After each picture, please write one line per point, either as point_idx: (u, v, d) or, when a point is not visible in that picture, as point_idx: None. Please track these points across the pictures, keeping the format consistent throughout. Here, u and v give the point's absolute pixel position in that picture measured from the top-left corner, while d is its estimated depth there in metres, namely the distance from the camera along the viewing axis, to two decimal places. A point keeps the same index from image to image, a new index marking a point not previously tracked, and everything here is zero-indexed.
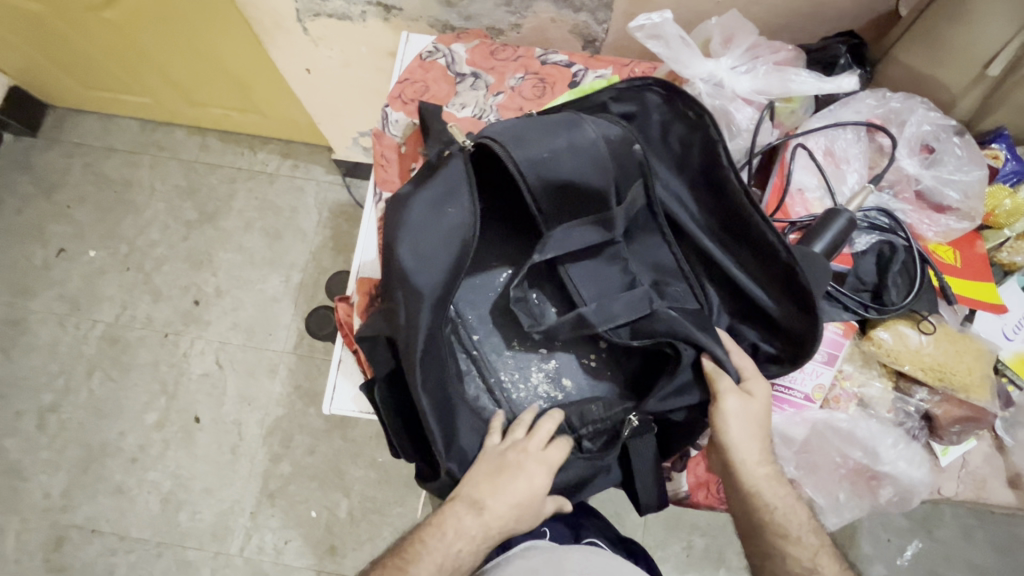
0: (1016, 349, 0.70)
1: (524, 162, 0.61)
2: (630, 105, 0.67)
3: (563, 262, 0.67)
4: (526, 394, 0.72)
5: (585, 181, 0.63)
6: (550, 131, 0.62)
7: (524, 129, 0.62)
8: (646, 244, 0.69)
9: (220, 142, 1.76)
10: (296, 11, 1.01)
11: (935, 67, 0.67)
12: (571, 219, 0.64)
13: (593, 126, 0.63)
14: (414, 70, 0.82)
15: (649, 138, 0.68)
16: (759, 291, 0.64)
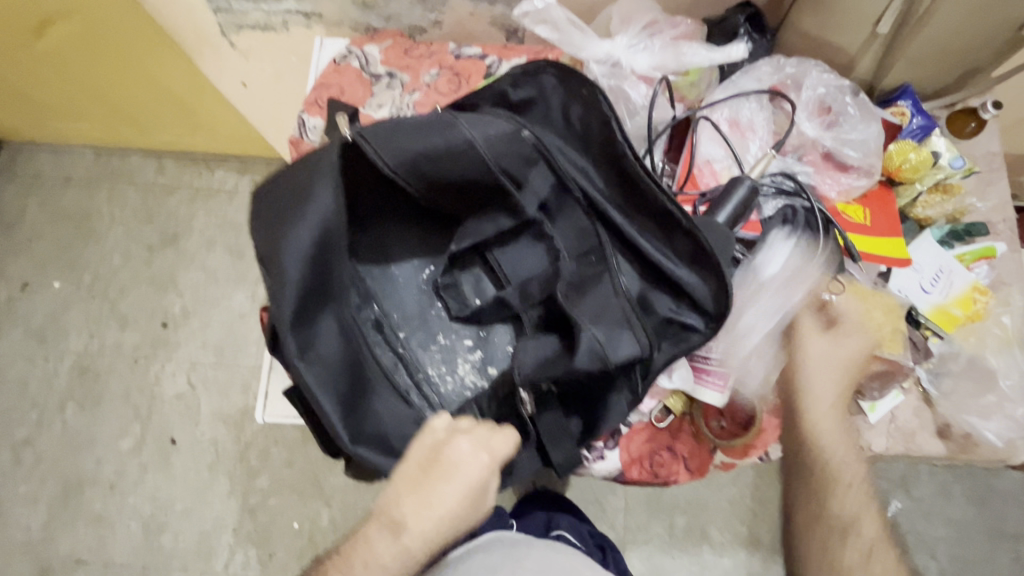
0: (934, 302, 0.70)
1: (395, 163, 0.64)
2: (527, 89, 0.68)
3: (492, 250, 0.73)
4: (453, 385, 0.76)
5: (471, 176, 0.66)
6: (425, 130, 0.64)
7: (408, 127, 0.64)
8: (568, 220, 0.70)
9: (176, 163, 1.76)
10: (220, 26, 1.01)
11: (830, 31, 0.69)
12: (482, 211, 0.70)
13: (470, 120, 0.64)
14: (329, 75, 0.83)
15: (550, 120, 0.69)
16: (667, 258, 0.65)
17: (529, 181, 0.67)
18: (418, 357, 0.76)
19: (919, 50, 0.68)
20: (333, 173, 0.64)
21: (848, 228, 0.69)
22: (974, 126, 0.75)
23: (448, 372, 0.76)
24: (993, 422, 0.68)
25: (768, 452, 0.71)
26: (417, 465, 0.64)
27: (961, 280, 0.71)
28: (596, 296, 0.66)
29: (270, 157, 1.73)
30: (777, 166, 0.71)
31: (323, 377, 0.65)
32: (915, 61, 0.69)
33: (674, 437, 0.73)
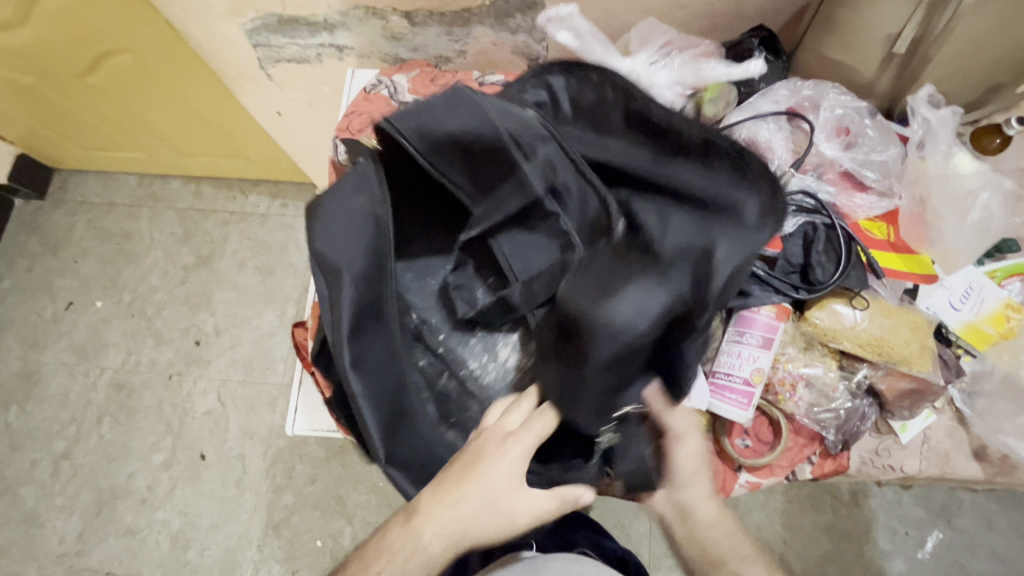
0: (965, 319, 0.69)
1: (418, 140, 0.68)
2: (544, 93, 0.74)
3: (494, 236, 0.72)
4: (497, 373, 0.75)
5: (485, 148, 0.69)
6: (446, 112, 0.69)
7: (438, 123, 0.69)
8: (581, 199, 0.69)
9: (212, 188, 1.84)
10: (258, 59, 1.07)
11: (844, 53, 0.71)
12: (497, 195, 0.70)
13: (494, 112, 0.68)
14: (359, 103, 0.87)
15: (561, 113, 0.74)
16: (719, 198, 0.62)
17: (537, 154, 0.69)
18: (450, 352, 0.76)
19: (940, 68, 0.68)
20: (368, 182, 0.68)
21: (873, 246, 0.69)
22: (1000, 143, 0.73)
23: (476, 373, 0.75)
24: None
25: (795, 472, 0.69)
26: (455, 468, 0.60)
27: (992, 297, 0.69)
28: (609, 266, 0.63)
29: (300, 182, 1.81)
30: (805, 181, 0.70)
31: (376, 374, 0.68)
32: (936, 79, 0.69)
33: None
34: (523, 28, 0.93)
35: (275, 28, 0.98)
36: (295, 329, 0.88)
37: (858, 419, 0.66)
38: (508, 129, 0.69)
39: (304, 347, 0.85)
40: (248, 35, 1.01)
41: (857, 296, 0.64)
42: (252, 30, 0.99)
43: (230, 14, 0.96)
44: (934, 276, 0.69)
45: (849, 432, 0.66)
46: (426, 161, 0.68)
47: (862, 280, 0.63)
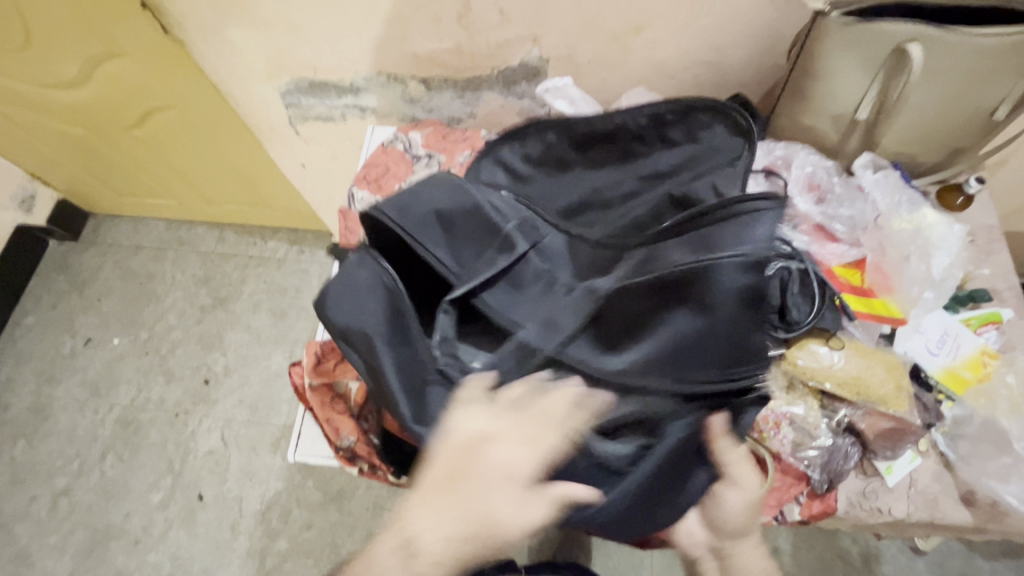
0: (943, 364, 0.72)
1: (402, 219, 0.71)
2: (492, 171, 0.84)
3: (478, 294, 0.69)
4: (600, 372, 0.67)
5: (452, 209, 0.72)
6: (437, 187, 0.74)
7: (427, 203, 0.72)
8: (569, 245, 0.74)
9: (234, 234, 1.95)
10: (289, 117, 1.19)
11: (813, 119, 0.77)
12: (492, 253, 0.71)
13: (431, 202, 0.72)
14: (377, 156, 0.96)
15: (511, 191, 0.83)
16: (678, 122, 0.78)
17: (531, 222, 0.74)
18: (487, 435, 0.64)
19: (901, 133, 0.75)
20: (372, 259, 0.69)
21: (843, 291, 0.72)
22: (963, 200, 0.81)
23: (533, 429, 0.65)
24: (1015, 488, 0.67)
25: (784, 513, 0.70)
26: (444, 488, 0.56)
27: (968, 343, 0.72)
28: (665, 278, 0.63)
29: (318, 231, 1.91)
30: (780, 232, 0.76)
31: None
32: (899, 141, 0.76)
33: None
34: (528, 93, 1.04)
35: (306, 90, 1.10)
36: (290, 371, 0.86)
37: (841, 458, 0.68)
38: (479, 214, 0.72)
39: (301, 386, 0.83)
40: (282, 96, 1.13)
41: (829, 335, 0.67)
42: (286, 91, 1.11)
43: (267, 77, 1.08)
44: (900, 318, 0.72)
45: (834, 472, 0.67)
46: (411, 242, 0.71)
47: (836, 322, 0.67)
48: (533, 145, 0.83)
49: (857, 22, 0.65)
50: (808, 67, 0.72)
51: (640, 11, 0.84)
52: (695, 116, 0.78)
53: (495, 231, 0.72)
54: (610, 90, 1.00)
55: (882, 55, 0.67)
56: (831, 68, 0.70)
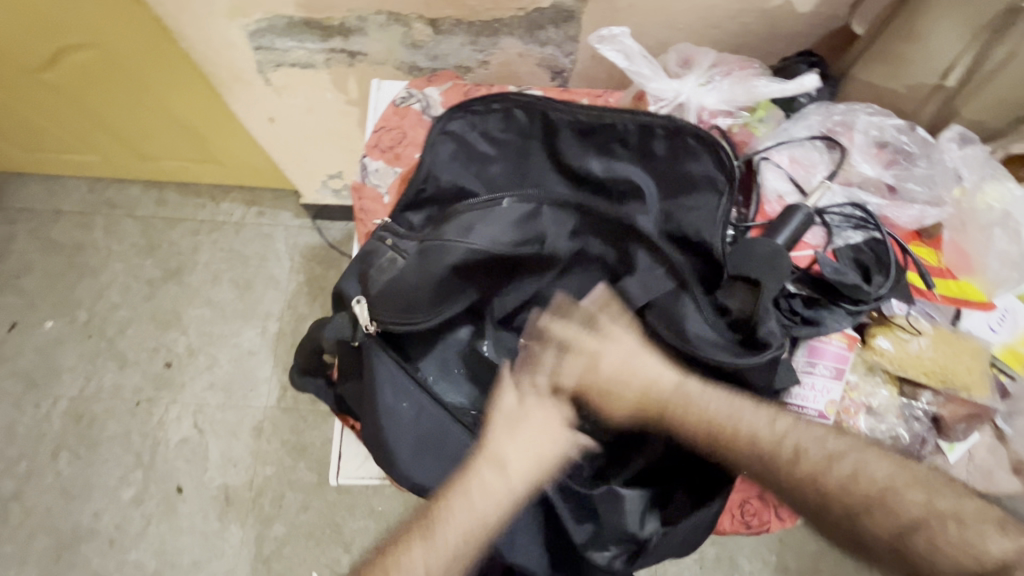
0: (1002, 341, 0.72)
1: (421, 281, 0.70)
2: (447, 144, 0.75)
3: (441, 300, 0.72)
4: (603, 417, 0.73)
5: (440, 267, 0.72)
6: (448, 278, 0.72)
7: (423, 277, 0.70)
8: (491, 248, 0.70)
9: (178, 195, 1.70)
10: (257, 63, 0.99)
11: (894, 82, 0.71)
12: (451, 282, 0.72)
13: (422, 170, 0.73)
14: (389, 117, 0.81)
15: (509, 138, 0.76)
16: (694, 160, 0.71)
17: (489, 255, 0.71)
18: None
19: (987, 102, 0.69)
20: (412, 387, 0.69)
21: (914, 268, 0.68)
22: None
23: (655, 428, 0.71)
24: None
25: None
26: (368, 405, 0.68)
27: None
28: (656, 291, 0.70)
29: (279, 190, 1.70)
30: (841, 196, 0.71)
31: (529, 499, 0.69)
32: (982, 110, 0.70)
33: (763, 484, 0.71)
34: (553, 40, 0.90)
35: (283, 31, 0.90)
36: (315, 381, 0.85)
37: (920, 444, 0.66)
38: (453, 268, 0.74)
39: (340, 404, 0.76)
40: (249, 37, 0.92)
41: (878, 313, 0.66)
42: (256, 32, 0.91)
43: (232, 14, 0.87)
44: (981, 301, 0.69)
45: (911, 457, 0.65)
46: (388, 238, 0.72)
47: (903, 304, 0.65)
48: (493, 120, 0.76)
49: None
50: (904, 23, 0.66)
51: None
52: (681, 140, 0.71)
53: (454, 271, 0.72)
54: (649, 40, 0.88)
55: (987, 15, 0.61)
56: (926, 25, 0.65)
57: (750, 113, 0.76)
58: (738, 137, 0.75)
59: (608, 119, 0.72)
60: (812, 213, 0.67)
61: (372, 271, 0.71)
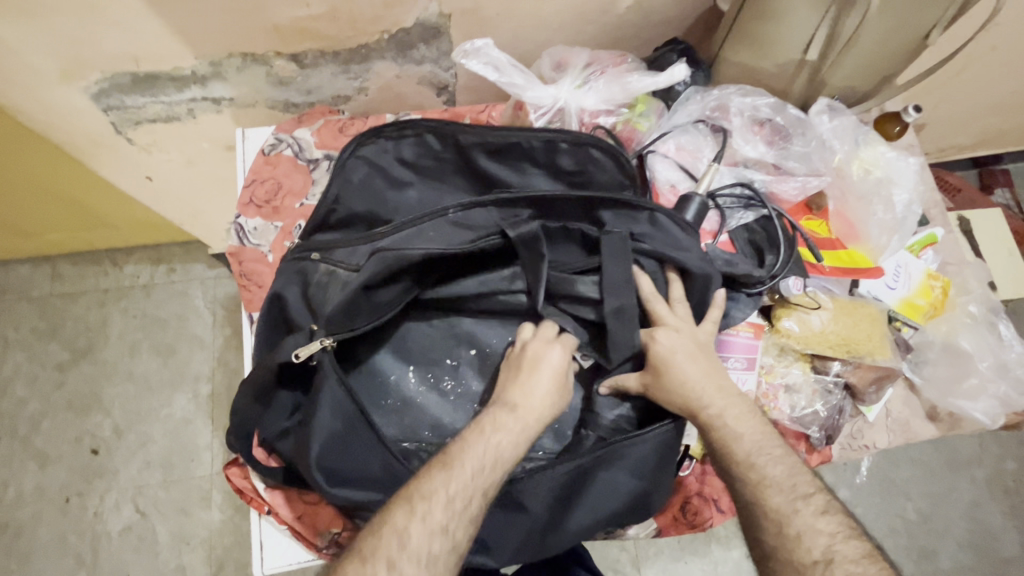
0: (900, 296, 0.74)
1: (339, 307, 0.56)
2: (361, 169, 0.68)
3: (361, 318, 0.58)
4: None
5: (372, 282, 0.57)
6: (377, 303, 0.59)
7: (331, 296, 0.57)
8: (439, 231, 0.58)
9: (75, 267, 1.56)
10: (112, 124, 0.90)
11: (762, 61, 0.71)
12: (367, 293, 0.57)
13: (329, 195, 0.66)
14: (260, 169, 0.75)
15: (419, 160, 0.70)
16: (606, 163, 0.66)
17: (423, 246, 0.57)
18: None
19: (849, 70, 0.70)
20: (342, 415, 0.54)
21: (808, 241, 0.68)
22: (900, 129, 0.79)
23: (595, 414, 0.63)
24: (982, 403, 0.73)
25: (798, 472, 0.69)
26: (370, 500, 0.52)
27: (917, 271, 0.75)
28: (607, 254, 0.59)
29: (187, 242, 1.59)
30: (728, 178, 0.70)
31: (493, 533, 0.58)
32: (848, 76, 0.71)
33: (701, 481, 0.72)
34: (428, 57, 0.86)
35: (130, 88, 0.82)
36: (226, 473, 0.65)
37: (837, 413, 0.68)
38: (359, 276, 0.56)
39: (249, 490, 0.63)
40: (96, 101, 0.84)
41: (779, 293, 0.65)
42: (100, 94, 0.83)
43: (65, 79, 0.79)
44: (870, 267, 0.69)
45: (832, 427, 0.68)
46: (320, 255, 0.60)
47: (801, 282, 0.64)
48: (405, 146, 0.69)
49: None
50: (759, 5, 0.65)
51: None
52: (582, 148, 0.66)
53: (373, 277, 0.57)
54: (524, 45, 0.85)
55: None
56: (782, 5, 0.63)
57: (628, 111, 0.72)
58: (623, 135, 0.72)
59: (513, 138, 0.67)
60: (705, 201, 0.65)
61: (313, 294, 0.59)
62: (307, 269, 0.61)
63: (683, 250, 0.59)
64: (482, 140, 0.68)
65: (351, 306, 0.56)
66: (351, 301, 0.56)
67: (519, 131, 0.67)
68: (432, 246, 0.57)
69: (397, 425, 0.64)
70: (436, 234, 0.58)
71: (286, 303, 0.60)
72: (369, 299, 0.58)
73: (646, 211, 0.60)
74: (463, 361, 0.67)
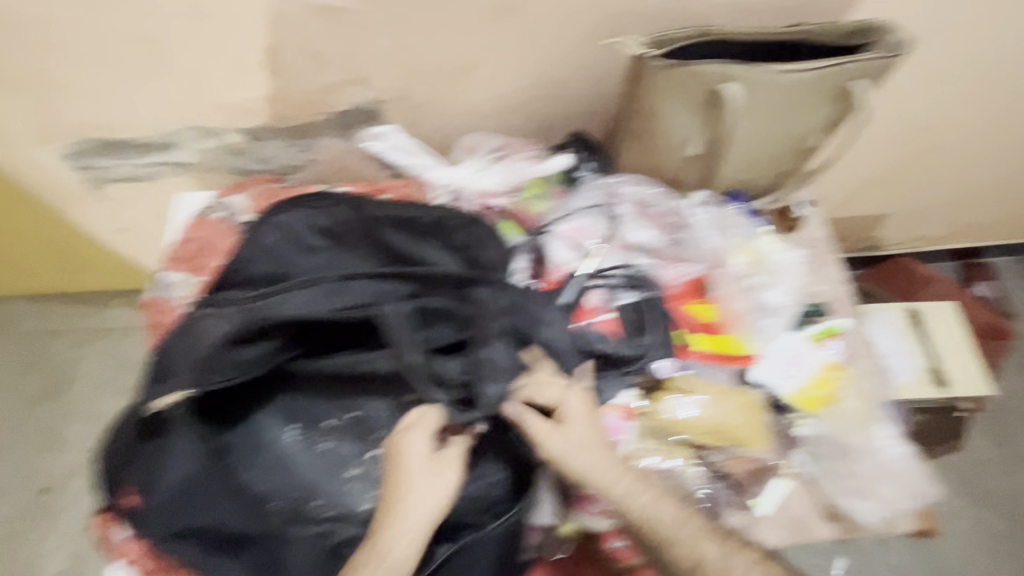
0: (797, 386, 0.72)
1: (202, 357, 0.60)
2: (273, 234, 0.73)
3: (225, 374, 0.61)
4: None
5: (237, 338, 0.61)
6: (240, 359, 0.61)
7: (199, 345, 0.61)
8: (305, 295, 0.62)
9: (66, 307, 1.65)
10: (86, 181, 0.99)
11: (652, 154, 0.75)
12: (230, 346, 0.61)
13: (235, 257, 0.71)
14: (192, 229, 0.82)
15: (326, 227, 0.74)
16: (492, 244, 0.71)
17: (290, 306, 0.61)
18: (341, 507, 0.64)
19: (736, 163, 0.75)
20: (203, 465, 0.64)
21: (683, 325, 0.71)
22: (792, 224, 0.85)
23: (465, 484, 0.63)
24: (871, 502, 0.70)
25: None
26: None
27: (816, 361, 0.73)
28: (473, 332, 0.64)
29: None
30: (619, 259, 0.73)
31: None
32: (735, 169, 0.76)
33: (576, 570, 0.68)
34: None
35: (99, 151, 0.92)
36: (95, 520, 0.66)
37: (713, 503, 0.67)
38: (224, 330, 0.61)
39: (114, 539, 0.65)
40: (69, 160, 0.94)
41: (648, 375, 0.67)
42: (72, 154, 0.92)
43: (43, 140, 0.89)
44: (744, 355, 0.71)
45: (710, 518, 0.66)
46: (212, 307, 0.66)
47: (672, 363, 0.68)
48: (319, 214, 0.74)
49: (677, 65, 0.64)
50: (639, 105, 0.71)
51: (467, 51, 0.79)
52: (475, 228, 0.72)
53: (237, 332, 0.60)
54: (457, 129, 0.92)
55: (701, 96, 0.67)
56: (659, 106, 0.69)
57: (523, 194, 0.77)
58: (515, 215, 0.75)
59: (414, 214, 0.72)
60: (583, 283, 0.69)
61: (184, 344, 0.63)
62: (190, 321, 0.65)
63: (537, 330, 0.63)
64: (387, 215, 0.73)
65: (212, 357, 0.60)
66: (213, 353, 0.60)
67: (420, 208, 0.73)
68: (294, 307, 0.61)
69: (269, 481, 0.65)
70: (308, 300, 0.62)
71: (162, 353, 0.64)
72: (232, 353, 0.61)
73: (509, 288, 0.64)
74: (340, 426, 0.67)
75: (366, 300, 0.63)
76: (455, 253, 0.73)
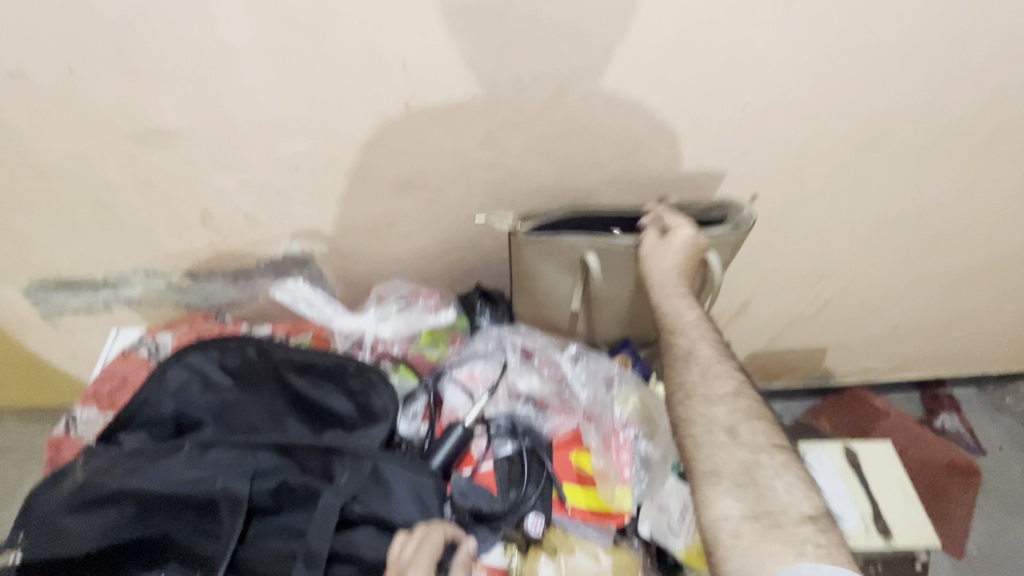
0: (684, 542, 0.71)
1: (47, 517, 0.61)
2: (181, 374, 0.75)
3: (62, 542, 0.60)
4: None
5: (87, 502, 0.62)
6: (87, 520, 0.61)
7: (48, 501, 0.63)
8: (167, 463, 0.65)
9: None
10: (42, 312, 1.07)
11: (540, 308, 0.83)
12: (77, 511, 0.62)
13: (136, 395, 0.73)
14: (115, 365, 0.87)
15: (232, 367, 0.77)
16: (381, 397, 0.75)
17: (153, 471, 0.65)
18: None
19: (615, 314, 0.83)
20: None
21: (564, 479, 0.71)
22: None
23: None
24: None
25: None
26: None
27: None
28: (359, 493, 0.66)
29: None
30: (504, 406, 0.77)
31: None
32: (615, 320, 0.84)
33: None
34: None
35: (55, 287, 1.01)
36: None
37: None
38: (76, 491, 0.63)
39: None
40: (27, 295, 1.02)
41: (523, 532, 0.67)
42: (31, 290, 1.01)
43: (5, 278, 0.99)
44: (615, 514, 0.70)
45: None
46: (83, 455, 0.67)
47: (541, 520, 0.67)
48: (230, 355, 0.77)
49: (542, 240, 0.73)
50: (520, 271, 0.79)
51: (381, 211, 0.89)
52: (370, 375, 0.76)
53: (87, 495, 0.62)
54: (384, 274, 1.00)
55: (570, 264, 0.76)
56: (537, 271, 0.77)
57: (418, 342, 0.86)
58: (414, 359, 0.84)
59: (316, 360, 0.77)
60: (468, 430, 0.72)
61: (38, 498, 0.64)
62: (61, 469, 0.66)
63: (392, 508, 0.65)
64: (291, 358, 0.77)
65: (57, 526, 0.61)
66: (55, 520, 0.61)
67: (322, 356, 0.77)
68: (143, 482, 0.64)
69: None
70: (169, 467, 0.65)
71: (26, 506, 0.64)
72: (75, 523, 0.61)
73: (370, 462, 0.67)
74: None
75: (220, 476, 0.65)
76: (352, 398, 0.75)
